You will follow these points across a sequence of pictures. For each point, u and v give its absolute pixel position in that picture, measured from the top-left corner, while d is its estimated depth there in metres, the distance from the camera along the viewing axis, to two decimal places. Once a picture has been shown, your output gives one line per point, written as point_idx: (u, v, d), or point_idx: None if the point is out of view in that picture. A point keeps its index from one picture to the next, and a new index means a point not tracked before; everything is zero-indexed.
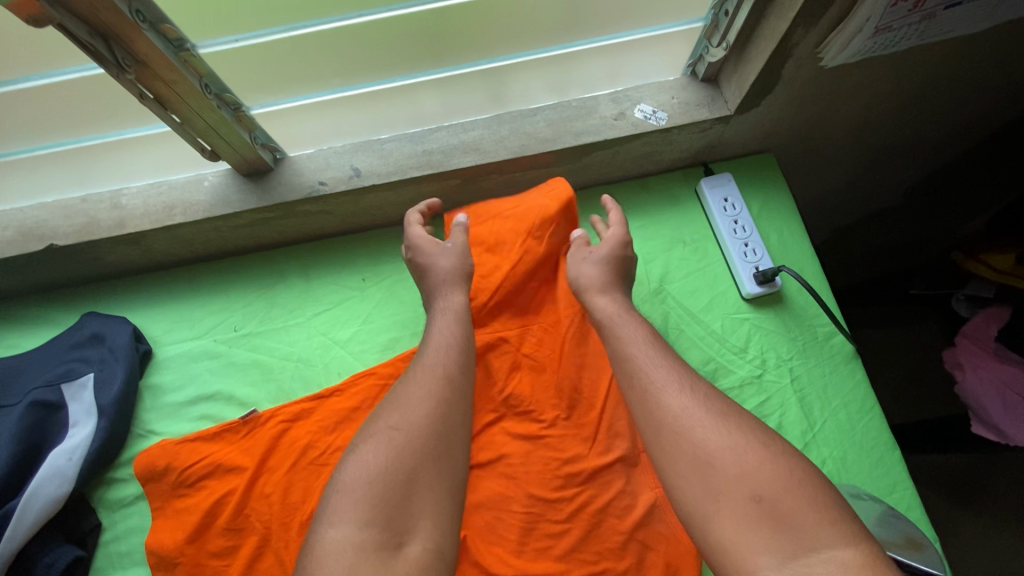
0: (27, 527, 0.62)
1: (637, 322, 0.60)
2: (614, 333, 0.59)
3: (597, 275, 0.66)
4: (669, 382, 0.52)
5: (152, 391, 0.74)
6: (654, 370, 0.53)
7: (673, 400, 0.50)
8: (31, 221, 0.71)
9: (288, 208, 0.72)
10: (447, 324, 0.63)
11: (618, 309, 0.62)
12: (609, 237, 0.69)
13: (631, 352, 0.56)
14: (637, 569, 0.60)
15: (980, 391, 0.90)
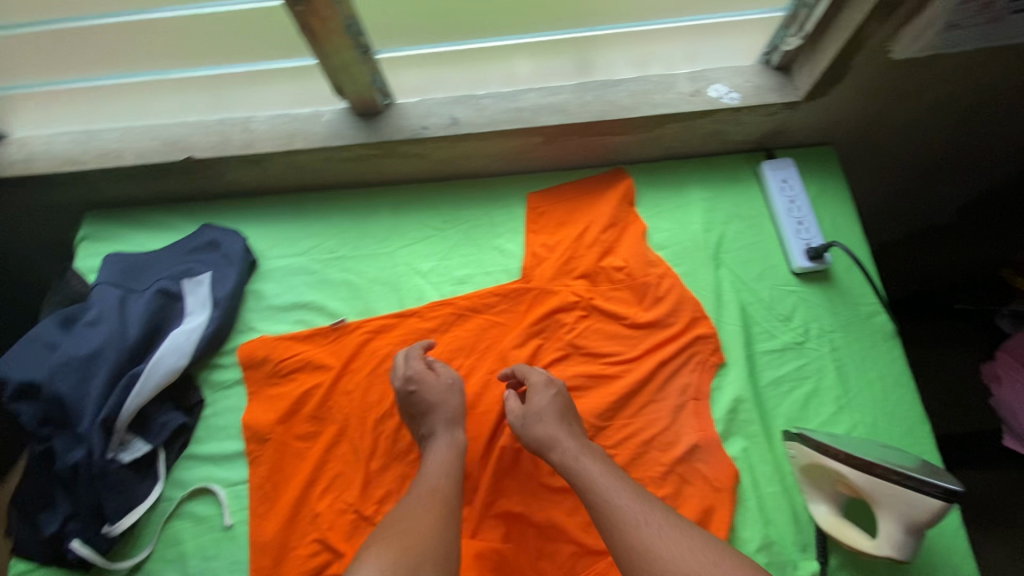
0: (150, 389, 0.73)
1: (602, 460, 0.65)
2: (584, 471, 0.63)
3: (557, 416, 0.69)
4: (644, 518, 0.57)
5: (255, 295, 0.84)
6: (623, 502, 0.59)
7: (643, 535, 0.56)
8: (176, 136, 0.83)
9: (391, 147, 0.81)
10: (442, 462, 0.67)
11: (578, 446, 0.66)
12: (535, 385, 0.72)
13: (601, 491, 0.61)
14: (673, 496, 0.71)
15: (1015, 403, 0.91)
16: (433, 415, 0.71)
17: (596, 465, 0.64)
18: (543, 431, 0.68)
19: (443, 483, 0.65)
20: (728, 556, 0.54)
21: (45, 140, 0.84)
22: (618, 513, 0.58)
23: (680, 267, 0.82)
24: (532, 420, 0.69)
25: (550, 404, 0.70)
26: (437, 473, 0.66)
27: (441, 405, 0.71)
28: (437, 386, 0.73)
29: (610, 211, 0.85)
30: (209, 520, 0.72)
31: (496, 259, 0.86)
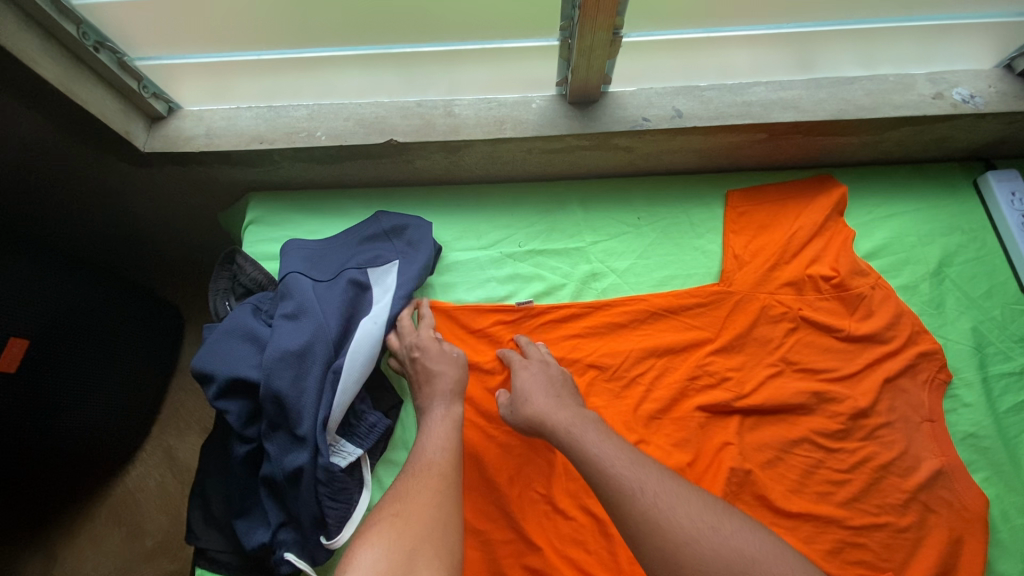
0: (364, 385, 0.68)
1: (598, 429, 0.61)
2: (576, 440, 0.60)
3: (544, 392, 0.66)
4: (646, 484, 0.53)
5: (444, 289, 0.79)
6: (617, 465, 0.55)
7: (643, 498, 0.52)
8: (372, 116, 0.77)
9: (604, 139, 0.76)
10: (437, 436, 0.62)
11: (572, 416, 0.63)
12: (523, 375, 0.69)
13: (593, 456, 0.57)
14: (919, 525, 0.66)
15: None
16: (433, 382, 0.67)
17: (591, 433, 0.60)
18: (532, 408, 0.65)
19: (441, 447, 0.60)
20: (731, 520, 0.50)
21: (225, 116, 0.78)
22: (609, 478, 0.55)
23: (896, 279, 0.78)
24: (520, 398, 0.67)
25: (533, 383, 0.67)
26: (439, 440, 0.61)
27: (445, 368, 0.68)
28: (454, 364, 0.69)
29: (812, 217, 0.79)
30: None
31: (699, 260, 0.80)
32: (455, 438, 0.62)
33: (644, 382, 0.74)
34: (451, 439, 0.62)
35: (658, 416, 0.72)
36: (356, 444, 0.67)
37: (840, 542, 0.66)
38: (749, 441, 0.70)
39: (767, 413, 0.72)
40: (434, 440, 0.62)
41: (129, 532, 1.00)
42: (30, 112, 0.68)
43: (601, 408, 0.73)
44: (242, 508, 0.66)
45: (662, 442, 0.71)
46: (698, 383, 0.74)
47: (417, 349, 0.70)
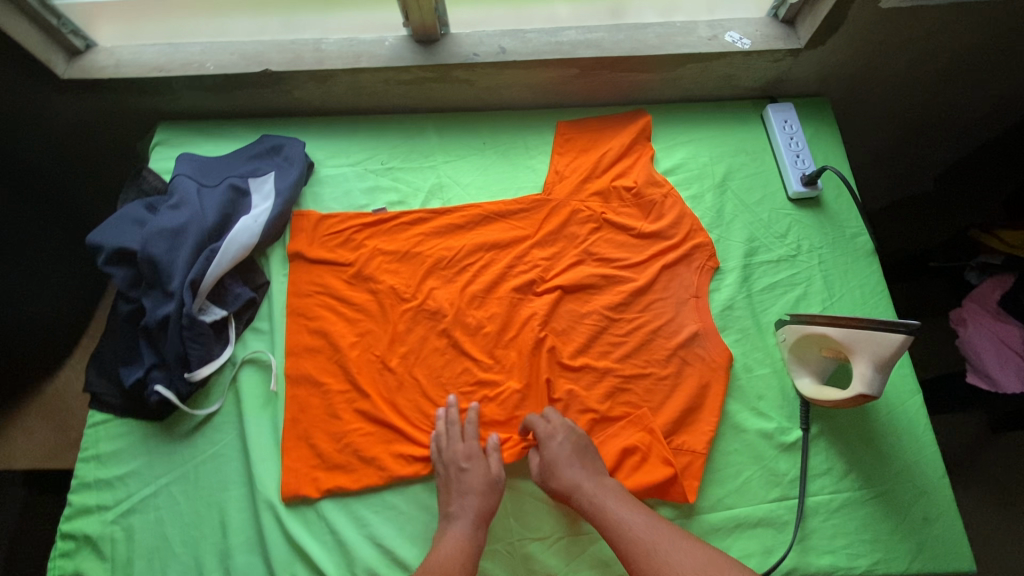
0: (228, 260, 0.83)
1: (619, 497, 0.72)
2: (602, 510, 0.70)
3: (569, 463, 0.73)
4: (670, 550, 0.65)
5: (315, 197, 0.95)
6: (636, 533, 0.67)
7: (673, 563, 0.63)
8: (253, 51, 0.93)
9: (444, 71, 0.92)
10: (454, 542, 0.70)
11: (594, 487, 0.72)
12: (549, 449, 0.74)
13: (618, 527, 0.68)
14: (677, 374, 0.83)
15: (980, 344, 1.09)
16: (457, 492, 0.74)
17: (616, 505, 0.70)
18: (561, 480, 0.73)
19: (452, 555, 0.68)
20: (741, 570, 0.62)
21: (132, 51, 0.94)
22: (634, 546, 0.66)
23: (686, 190, 0.94)
24: (549, 469, 0.74)
25: (559, 455, 0.74)
26: (451, 547, 0.69)
27: (468, 474, 0.75)
28: (482, 473, 0.76)
29: (620, 139, 0.96)
30: (269, 381, 0.83)
31: (528, 176, 0.97)
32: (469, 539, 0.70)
33: (473, 269, 0.90)
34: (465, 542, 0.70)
35: (482, 295, 0.89)
36: (222, 308, 0.83)
37: (612, 388, 0.82)
38: (551, 313, 0.87)
39: (568, 291, 0.88)
40: (447, 548, 0.69)
41: (55, 427, 1.13)
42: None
43: (435, 289, 0.89)
44: (125, 358, 0.81)
45: (480, 314, 0.87)
46: (515, 269, 0.90)
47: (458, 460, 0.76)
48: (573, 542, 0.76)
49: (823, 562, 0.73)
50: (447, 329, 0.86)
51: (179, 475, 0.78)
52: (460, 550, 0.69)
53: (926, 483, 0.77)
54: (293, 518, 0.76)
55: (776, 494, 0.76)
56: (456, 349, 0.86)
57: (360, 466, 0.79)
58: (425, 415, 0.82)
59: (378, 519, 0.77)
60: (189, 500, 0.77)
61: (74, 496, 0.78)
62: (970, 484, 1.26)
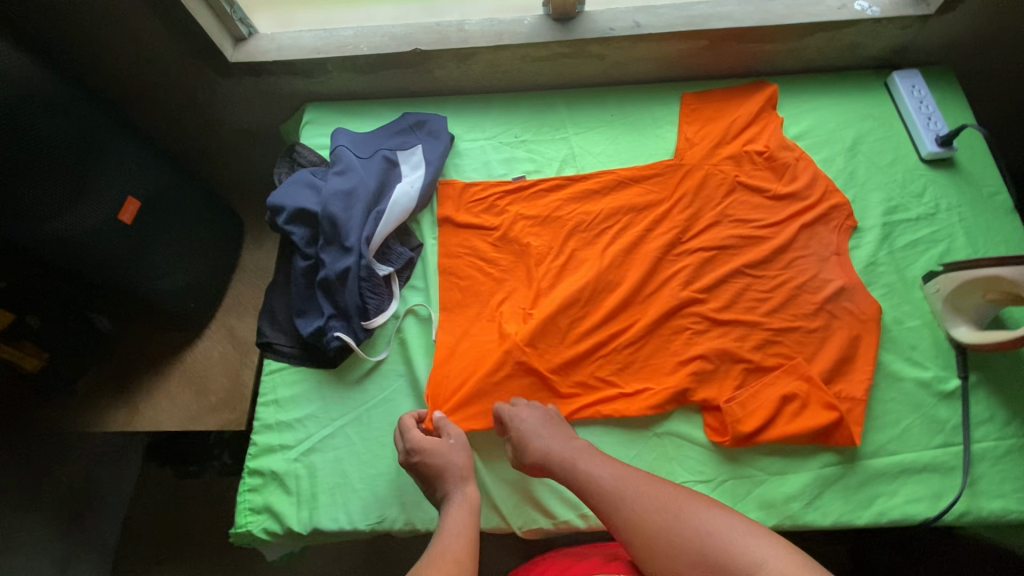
0: (392, 221, 0.89)
1: (591, 455, 0.72)
2: (574, 467, 0.71)
3: (540, 432, 0.74)
4: (628, 491, 0.66)
5: (457, 168, 1.01)
6: (607, 481, 0.68)
7: (629, 505, 0.64)
8: (402, 33, 1.00)
9: (580, 46, 0.98)
10: (455, 521, 0.68)
11: (568, 450, 0.73)
12: (516, 419, 0.77)
13: (589, 483, 0.69)
14: (825, 327, 0.84)
15: None
16: (446, 479, 0.74)
17: (586, 462, 0.71)
18: (534, 451, 0.73)
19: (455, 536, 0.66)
20: (690, 506, 0.62)
21: (292, 36, 1.03)
22: (606, 497, 0.66)
23: (817, 154, 0.97)
24: (523, 442, 0.74)
25: (530, 426, 0.75)
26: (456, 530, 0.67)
27: (447, 458, 0.75)
28: (449, 451, 0.75)
29: (748, 107, 0.99)
30: (431, 335, 0.87)
31: (658, 145, 1.01)
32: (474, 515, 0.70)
33: (612, 231, 0.93)
34: (470, 518, 0.69)
35: (624, 255, 0.91)
36: (388, 264, 0.89)
37: (763, 340, 0.84)
38: (693, 271, 0.89)
39: (709, 252, 0.91)
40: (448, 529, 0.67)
41: (196, 390, 1.20)
42: (154, 14, 0.94)
43: (578, 251, 0.92)
44: (299, 311, 0.87)
45: (624, 273, 0.90)
46: (655, 231, 0.93)
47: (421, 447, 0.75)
48: (737, 485, 0.77)
49: (995, 507, 0.73)
50: (595, 288, 0.89)
51: (353, 418, 0.84)
52: (459, 530, 0.67)
53: None
54: None
55: (939, 441, 0.77)
56: (605, 305, 0.88)
57: None
58: (582, 369, 0.85)
59: None
60: (363, 441, 0.83)
61: (258, 436, 0.84)
62: None
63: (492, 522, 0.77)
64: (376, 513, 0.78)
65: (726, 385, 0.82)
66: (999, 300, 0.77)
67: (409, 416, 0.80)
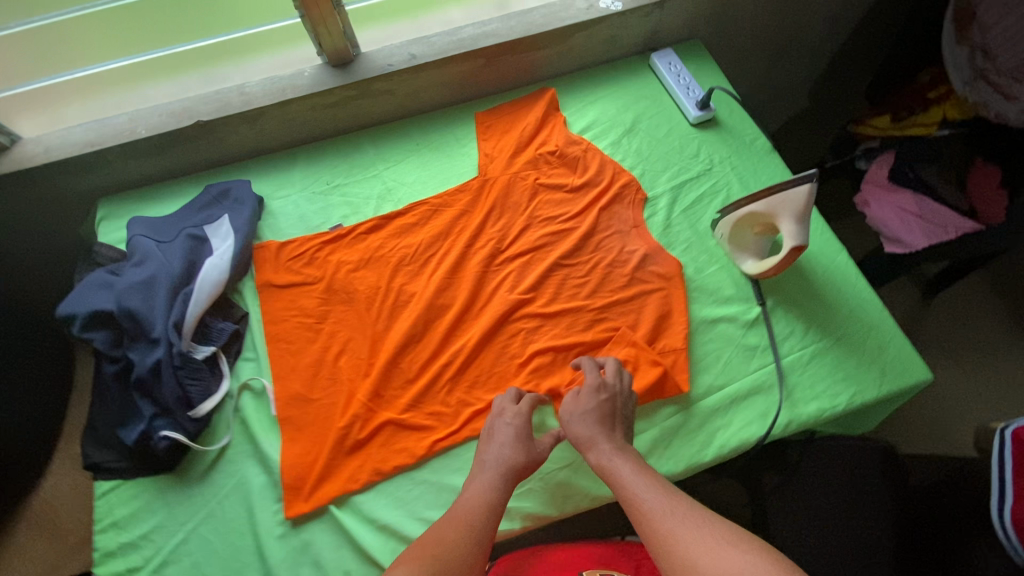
0: (205, 299, 0.86)
1: (636, 462, 0.69)
2: (613, 468, 0.68)
3: (591, 417, 0.74)
4: (669, 512, 0.60)
5: (273, 229, 0.99)
6: (647, 496, 0.62)
7: (662, 524, 0.58)
8: (180, 108, 0.98)
9: (365, 86, 1.01)
10: (482, 489, 0.68)
11: (613, 448, 0.71)
12: (590, 385, 0.78)
13: (629, 488, 0.65)
14: (640, 293, 0.92)
15: (884, 215, 1.32)
16: (495, 443, 0.74)
17: (633, 467, 0.67)
18: (581, 429, 0.74)
19: (477, 505, 0.66)
20: (739, 540, 0.54)
21: (59, 134, 0.97)
22: (645, 506, 0.61)
23: (604, 140, 1.06)
24: (572, 419, 0.75)
25: (589, 406, 0.75)
26: (474, 497, 0.67)
27: (507, 428, 0.75)
28: (525, 426, 0.76)
29: (534, 114, 1.07)
30: (272, 403, 0.85)
31: (465, 163, 1.05)
32: (502, 487, 0.69)
33: (435, 257, 0.96)
34: (496, 489, 0.69)
35: (451, 278, 0.94)
36: (209, 345, 0.85)
37: (592, 321, 0.90)
38: (516, 276, 0.95)
39: (528, 253, 0.96)
40: (473, 492, 0.68)
41: (50, 537, 1.08)
42: None
43: (406, 283, 0.94)
44: (121, 420, 0.80)
45: (453, 295, 0.93)
46: (474, 247, 0.97)
47: (505, 415, 0.77)
48: None
49: (811, 409, 0.82)
50: (427, 315, 0.91)
51: (206, 516, 0.79)
52: (483, 494, 0.67)
53: (872, 319, 0.88)
54: (331, 520, 0.78)
55: (755, 366, 0.85)
56: (440, 329, 0.90)
57: (383, 453, 0.82)
58: (435, 396, 0.86)
59: (412, 496, 0.80)
60: (222, 536, 0.77)
61: (100, 569, 0.76)
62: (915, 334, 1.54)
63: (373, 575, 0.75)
64: None
65: (570, 372, 0.87)
66: (765, 232, 0.88)
67: (502, 398, 0.81)
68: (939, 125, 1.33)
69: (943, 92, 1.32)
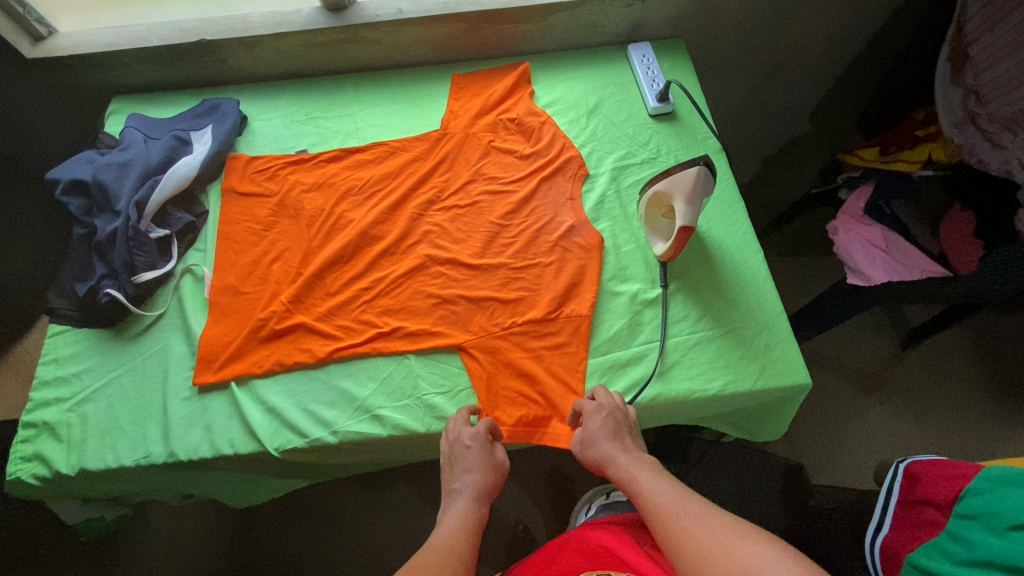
0: (170, 188, 0.98)
1: (652, 470, 0.76)
2: (631, 475, 0.76)
3: (607, 438, 0.78)
4: (689, 514, 0.68)
5: (249, 145, 1.11)
6: (665, 499, 0.71)
7: (686, 520, 0.67)
8: (190, 26, 1.10)
9: (353, 31, 1.10)
10: (457, 522, 0.74)
11: (630, 459, 0.77)
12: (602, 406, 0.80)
13: (650, 497, 0.72)
14: (558, 259, 0.97)
15: (850, 244, 1.29)
16: (461, 470, 0.78)
17: (647, 477, 0.75)
18: (598, 450, 0.78)
19: (456, 533, 0.72)
20: (751, 536, 0.63)
21: (88, 32, 1.11)
22: (663, 513, 0.69)
23: (563, 116, 1.11)
24: (587, 442, 0.80)
25: (601, 429, 0.79)
26: (453, 525, 0.73)
27: (468, 454, 0.78)
28: (485, 456, 0.79)
29: (504, 82, 1.14)
30: (206, 291, 0.96)
31: (431, 116, 1.13)
32: (469, 518, 0.74)
33: (382, 194, 1.05)
34: (465, 519, 0.74)
35: (390, 214, 1.02)
36: (164, 228, 0.98)
37: (505, 276, 0.96)
38: (448, 223, 1.02)
39: (465, 206, 1.03)
40: (448, 523, 0.74)
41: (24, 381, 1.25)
42: None
43: (348, 210, 1.03)
44: (78, 274, 0.94)
45: (386, 228, 1.01)
46: (418, 192, 1.05)
47: (463, 439, 0.79)
48: (471, 394, 0.87)
49: (683, 387, 0.86)
50: (358, 241, 0.99)
51: (129, 369, 0.91)
52: (461, 524, 0.73)
53: (768, 320, 0.90)
54: (230, 394, 0.88)
55: (642, 340, 0.90)
56: (366, 256, 0.99)
57: (288, 350, 0.91)
58: (348, 312, 0.93)
59: (302, 389, 0.88)
60: (137, 388, 0.89)
61: (35, 392, 0.89)
62: (851, 381, 1.62)
63: (251, 448, 0.84)
64: (142, 449, 0.84)
65: (475, 317, 0.92)
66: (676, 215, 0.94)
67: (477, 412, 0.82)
68: (922, 164, 1.30)
69: (933, 132, 1.30)
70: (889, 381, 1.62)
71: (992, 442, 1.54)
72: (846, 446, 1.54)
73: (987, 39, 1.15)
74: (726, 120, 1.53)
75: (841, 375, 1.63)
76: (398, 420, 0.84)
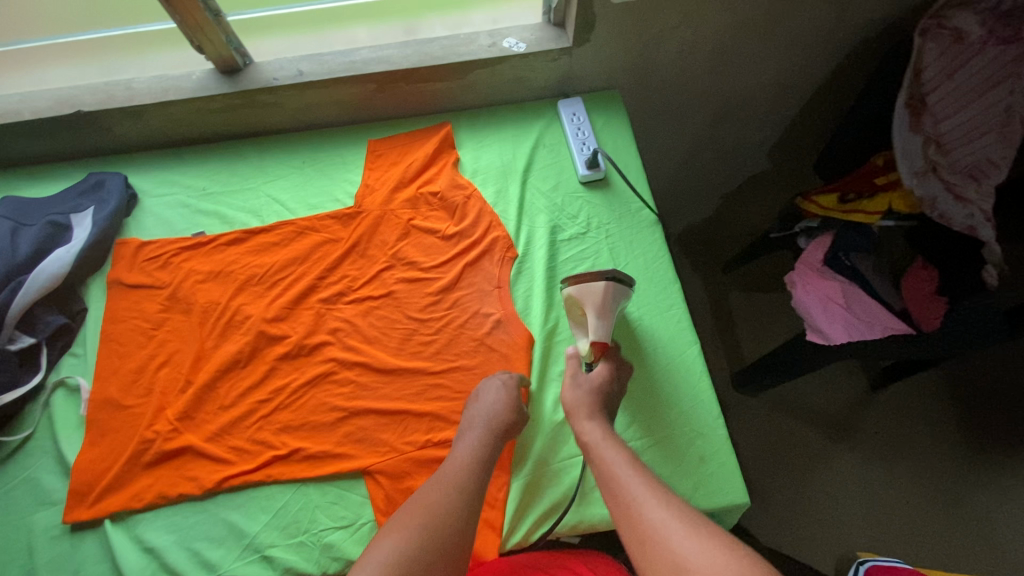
0: (35, 290, 0.88)
1: (619, 444, 0.71)
2: (598, 450, 0.70)
3: (590, 393, 0.77)
4: (651, 500, 0.61)
5: (139, 227, 1.00)
6: (625, 479, 0.65)
7: (649, 510, 0.60)
8: (67, 95, 0.99)
9: (249, 96, 0.99)
10: (462, 458, 0.71)
11: (603, 426, 0.73)
12: (599, 371, 0.80)
13: (611, 470, 0.67)
14: (480, 361, 0.87)
15: (809, 300, 1.18)
16: (481, 401, 0.77)
17: (613, 450, 0.69)
18: (580, 401, 0.76)
19: (465, 467, 0.70)
20: (714, 533, 0.57)
21: None
22: (623, 490, 0.64)
23: (487, 186, 1.01)
24: (573, 389, 0.78)
25: (585, 386, 0.78)
26: (463, 458, 0.71)
27: (495, 399, 0.77)
28: (517, 398, 0.78)
29: (423, 149, 1.04)
30: (81, 405, 0.86)
31: (342, 187, 1.03)
32: (483, 450, 0.72)
33: (283, 285, 0.94)
34: (480, 450, 0.72)
35: (292, 308, 0.92)
36: (31, 336, 0.88)
37: (424, 386, 0.86)
38: (358, 316, 0.92)
39: (381, 297, 0.93)
40: (457, 456, 0.72)
41: None
42: None
43: (245, 306, 0.93)
44: None
45: (287, 325, 0.91)
46: (325, 282, 0.94)
47: (505, 383, 0.80)
48: (373, 528, 0.77)
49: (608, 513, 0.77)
50: (258, 346, 0.89)
51: None
52: (471, 454, 0.72)
53: (703, 426, 0.82)
54: (104, 534, 0.78)
55: (567, 454, 0.81)
56: (264, 360, 0.88)
57: (175, 478, 0.81)
58: (242, 431, 0.84)
59: (188, 523, 0.79)
60: None
61: None
62: (820, 428, 1.53)
63: None
64: None
65: (383, 435, 0.82)
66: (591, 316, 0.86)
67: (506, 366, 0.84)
68: (883, 215, 1.20)
69: (891, 179, 1.21)
70: (858, 424, 1.52)
71: (969, 494, 1.45)
72: (813, 501, 1.45)
73: (947, 87, 1.08)
74: (680, 160, 1.44)
75: (810, 421, 1.54)
76: (291, 563, 0.75)
